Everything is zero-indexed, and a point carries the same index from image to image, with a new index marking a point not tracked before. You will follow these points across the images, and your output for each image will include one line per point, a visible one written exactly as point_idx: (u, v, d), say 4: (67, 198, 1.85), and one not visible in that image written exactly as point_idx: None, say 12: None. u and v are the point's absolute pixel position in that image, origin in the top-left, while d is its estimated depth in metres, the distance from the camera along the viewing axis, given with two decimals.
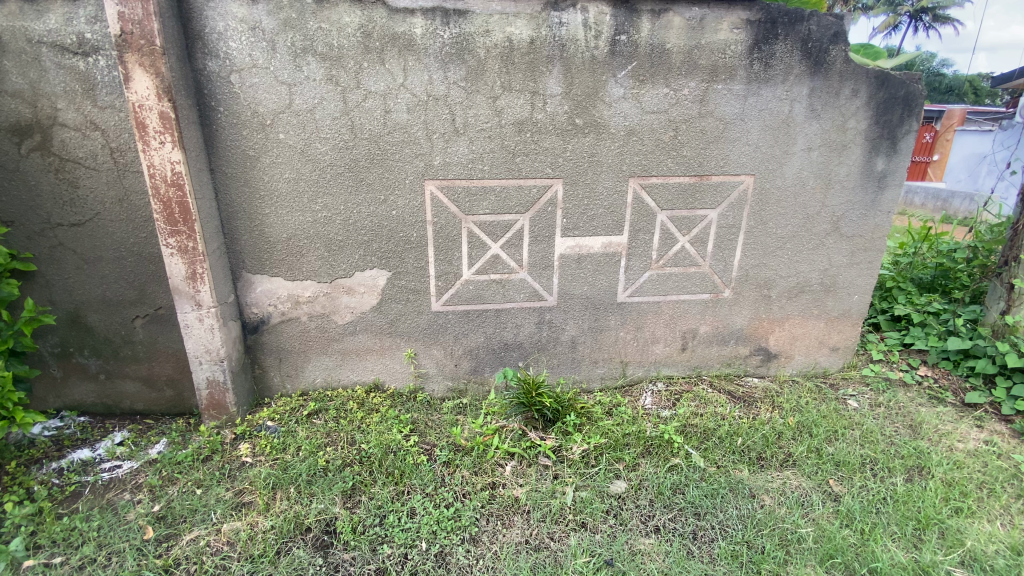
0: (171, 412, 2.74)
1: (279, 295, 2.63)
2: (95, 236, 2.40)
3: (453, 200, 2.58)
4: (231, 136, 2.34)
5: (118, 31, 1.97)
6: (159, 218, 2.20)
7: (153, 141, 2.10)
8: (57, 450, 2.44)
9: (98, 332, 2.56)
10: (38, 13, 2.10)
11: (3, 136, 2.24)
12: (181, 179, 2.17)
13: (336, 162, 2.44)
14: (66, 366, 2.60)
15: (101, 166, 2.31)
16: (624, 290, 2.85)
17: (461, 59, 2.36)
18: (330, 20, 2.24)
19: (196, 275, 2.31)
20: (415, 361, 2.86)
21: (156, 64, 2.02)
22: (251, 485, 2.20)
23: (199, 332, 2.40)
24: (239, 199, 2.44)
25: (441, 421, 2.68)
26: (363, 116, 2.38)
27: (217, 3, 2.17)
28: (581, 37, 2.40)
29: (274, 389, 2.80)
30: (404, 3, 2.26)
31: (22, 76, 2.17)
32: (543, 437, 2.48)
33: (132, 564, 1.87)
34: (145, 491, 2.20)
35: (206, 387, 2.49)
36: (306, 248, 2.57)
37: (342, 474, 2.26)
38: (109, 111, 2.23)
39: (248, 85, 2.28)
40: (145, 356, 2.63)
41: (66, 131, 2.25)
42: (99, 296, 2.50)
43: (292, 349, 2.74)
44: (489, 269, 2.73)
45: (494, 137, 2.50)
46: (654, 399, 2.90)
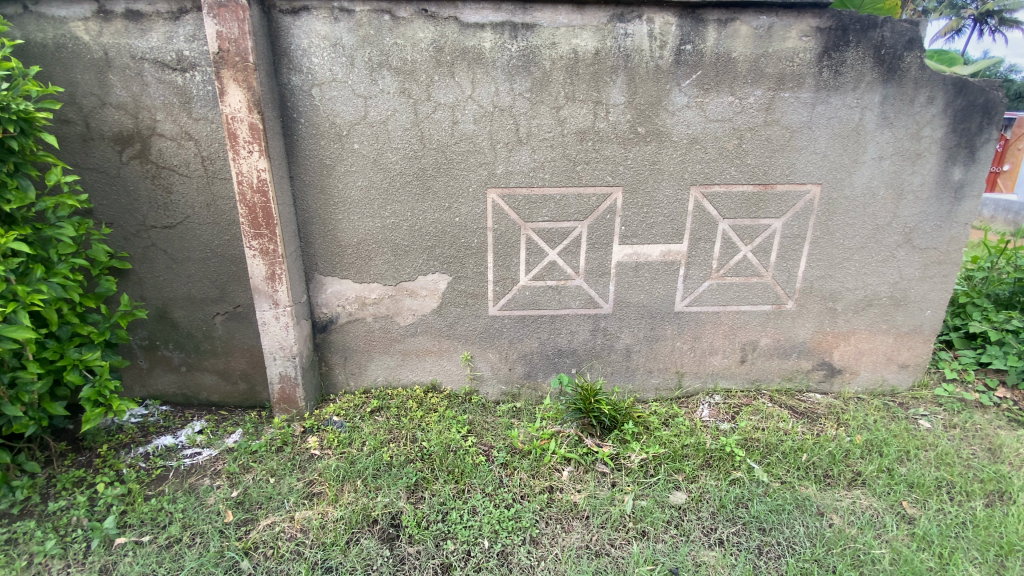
0: (243, 405, 2.89)
1: (347, 296, 2.76)
2: (184, 238, 2.59)
3: (514, 207, 2.64)
4: (310, 145, 2.48)
5: (216, 49, 2.14)
6: (244, 222, 2.37)
7: (242, 150, 2.27)
8: (143, 435, 2.61)
9: (182, 327, 2.74)
10: (144, 33, 2.30)
11: (108, 145, 2.44)
12: (265, 185, 2.32)
13: (405, 171, 2.54)
14: (152, 357, 2.79)
15: (193, 173, 2.49)
16: (682, 300, 2.83)
17: (528, 71, 2.42)
18: (405, 35, 2.35)
19: (275, 276, 2.47)
20: (472, 364, 2.92)
21: (248, 79, 2.19)
22: (320, 476, 2.31)
23: (275, 329, 2.55)
24: (315, 205, 2.58)
25: (496, 424, 2.72)
26: (432, 127, 2.48)
27: (303, 22, 2.32)
28: (646, 47, 2.43)
29: (339, 386, 2.92)
30: (475, 18, 2.34)
31: (127, 90, 2.37)
32: (600, 443, 2.47)
33: (216, 545, 1.98)
34: (223, 477, 2.34)
35: (279, 381, 2.64)
36: (374, 252, 2.68)
37: (405, 470, 2.34)
38: (202, 123, 2.42)
39: (327, 98, 2.42)
40: (223, 351, 2.79)
41: (164, 141, 2.44)
42: (185, 293, 2.68)
43: (357, 348, 2.86)
44: (545, 275, 2.76)
45: (557, 146, 2.54)
46: (712, 412, 2.85)
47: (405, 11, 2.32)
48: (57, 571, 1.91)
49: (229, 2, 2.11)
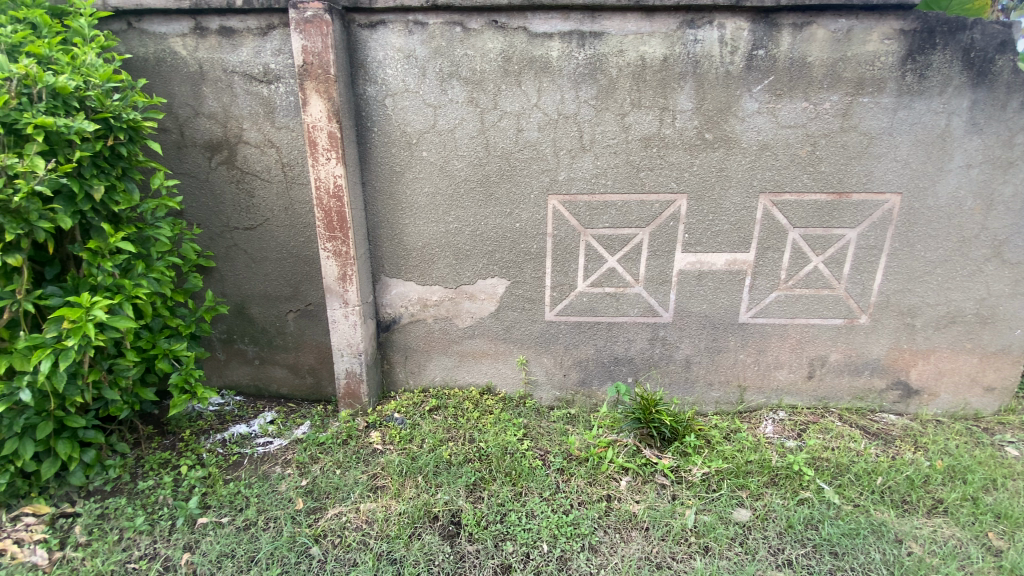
0: (310, 398, 3.03)
1: (410, 298, 2.85)
2: (263, 239, 2.75)
3: (574, 213, 2.63)
4: (381, 153, 2.60)
5: (302, 63, 2.30)
6: (320, 225, 2.53)
7: (321, 157, 2.42)
8: (220, 423, 2.78)
9: (257, 322, 2.91)
10: (235, 48, 2.47)
11: (199, 152, 2.64)
12: (341, 190, 2.47)
13: (469, 178, 2.61)
14: (229, 350, 2.98)
15: (274, 178, 2.65)
16: (747, 311, 2.75)
17: (594, 79, 2.43)
18: (475, 46, 2.42)
19: (346, 277, 2.61)
20: (527, 368, 2.93)
21: (329, 91, 2.33)
22: (384, 470, 2.40)
23: (344, 327, 2.69)
24: (384, 210, 2.69)
25: (551, 430, 2.70)
26: (498, 134, 2.53)
27: (379, 35, 2.43)
28: (716, 53, 2.39)
29: (398, 384, 3.01)
30: (544, 27, 2.38)
31: (218, 101, 2.55)
32: (659, 455, 2.43)
33: (289, 530, 2.09)
34: (294, 466, 2.47)
35: (345, 377, 2.77)
36: (437, 256, 2.76)
37: (463, 469, 2.38)
38: (284, 131, 2.57)
39: (399, 108, 2.52)
40: (293, 346, 2.95)
41: (249, 148, 2.61)
42: (261, 290, 2.85)
43: (417, 348, 2.94)
44: (604, 282, 2.73)
45: (621, 152, 2.52)
46: (776, 428, 2.75)
47: (476, 22, 2.38)
48: (146, 545, 2.05)
49: (314, 18, 2.25)
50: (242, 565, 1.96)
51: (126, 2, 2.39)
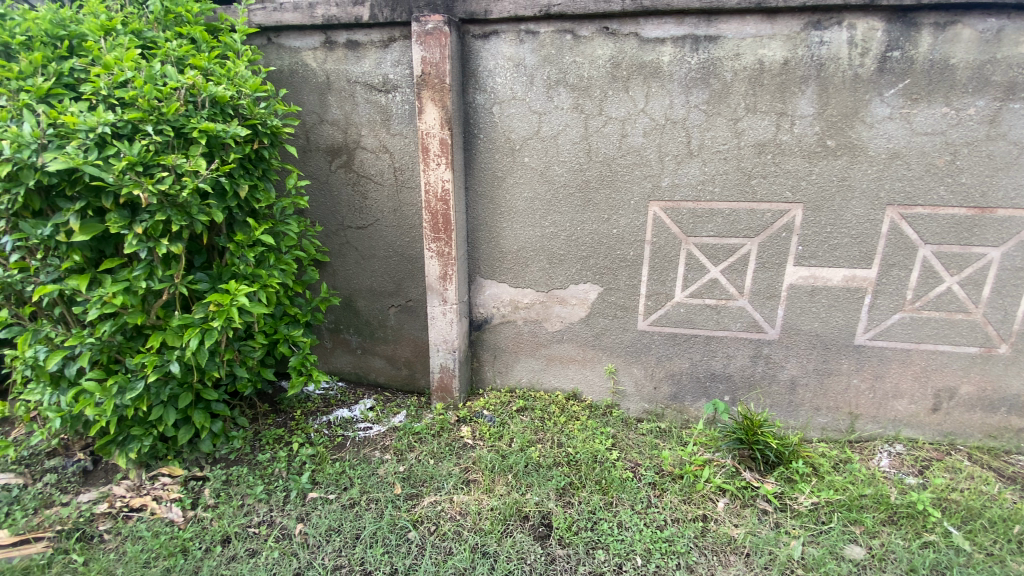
0: (403, 389, 3.18)
1: (503, 299, 2.90)
2: (372, 237, 2.94)
3: (676, 221, 2.55)
4: (485, 158, 2.68)
5: (420, 73, 2.45)
6: (427, 226, 2.66)
7: (432, 162, 2.56)
8: (325, 405, 2.99)
9: (362, 315, 3.11)
10: (359, 59, 2.66)
11: (322, 156, 2.87)
12: (447, 194, 2.59)
13: (569, 183, 2.61)
14: (336, 339, 3.20)
15: (385, 181, 2.83)
16: (864, 332, 2.54)
17: (707, 84, 2.37)
18: (585, 53, 2.43)
19: (446, 276, 2.72)
20: (615, 378, 2.86)
21: (443, 99, 2.46)
22: (475, 465, 2.47)
23: (441, 324, 2.81)
24: (483, 213, 2.77)
25: (641, 443, 2.62)
26: (601, 140, 2.52)
27: (491, 45, 2.52)
28: (844, 55, 2.25)
29: (486, 383, 3.07)
30: (657, 32, 2.35)
31: (341, 109, 2.76)
32: (761, 479, 2.33)
33: (390, 513, 2.20)
34: (392, 452, 2.61)
35: (439, 371, 2.89)
36: (532, 259, 2.79)
37: (553, 472, 2.40)
38: (398, 137, 2.73)
39: (505, 115, 2.60)
40: (392, 339, 3.11)
41: (365, 153, 2.81)
42: (367, 285, 3.04)
43: (506, 348, 2.99)
44: (705, 293, 2.63)
45: (731, 159, 2.43)
46: (892, 462, 2.52)
47: (587, 29, 2.40)
48: (264, 512, 2.22)
49: (434, 30, 2.39)
50: (348, 541, 2.09)
51: (269, 20, 2.66)
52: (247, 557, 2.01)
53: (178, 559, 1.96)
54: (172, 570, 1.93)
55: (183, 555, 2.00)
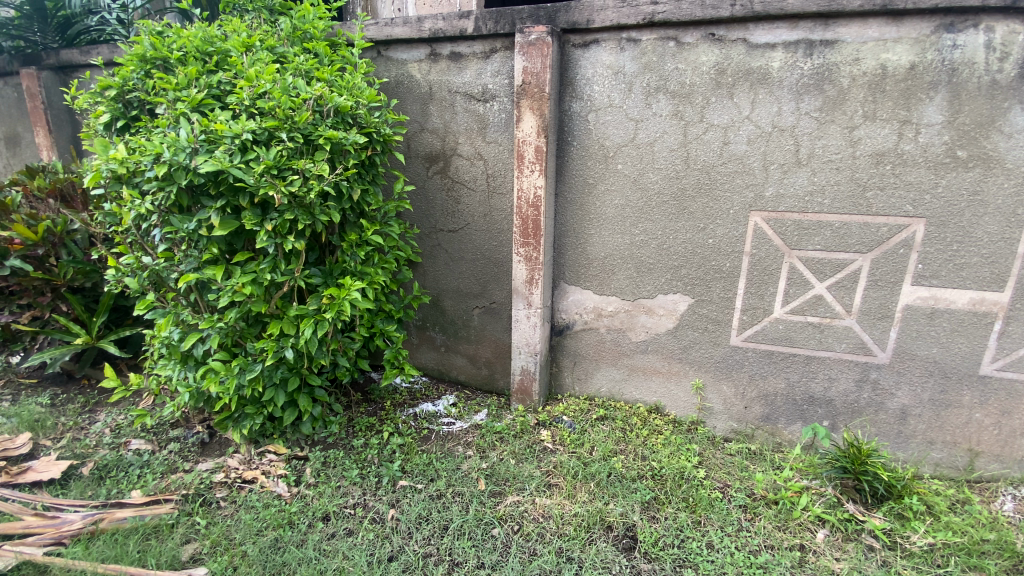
0: (482, 389, 3.26)
1: (586, 306, 2.87)
2: (462, 240, 3.05)
3: (780, 232, 2.44)
4: (578, 164, 2.69)
5: (521, 82, 2.52)
6: (516, 231, 2.72)
7: (526, 169, 2.61)
8: (411, 398, 3.13)
9: (448, 314, 3.23)
10: (461, 70, 2.78)
11: (420, 162, 3.02)
12: (539, 201, 2.63)
13: (663, 191, 2.56)
14: (422, 336, 3.35)
15: (478, 187, 2.92)
16: (991, 362, 2.31)
17: (820, 90, 2.26)
18: (688, 59, 2.40)
19: (533, 280, 2.76)
20: (702, 394, 2.75)
21: (541, 108, 2.51)
22: (557, 469, 2.49)
23: (524, 327, 2.85)
24: (572, 220, 2.78)
25: (728, 463, 2.52)
26: (701, 147, 2.46)
27: (591, 54, 2.54)
28: (980, 60, 2.07)
29: (565, 389, 3.05)
30: (767, 37, 2.27)
31: (440, 118, 2.89)
32: (866, 512, 2.18)
33: (476, 508, 2.26)
34: (474, 449, 2.68)
35: (519, 373, 2.93)
36: (619, 267, 2.75)
37: (638, 485, 2.36)
38: (493, 145, 2.82)
39: (601, 123, 2.60)
40: (475, 339, 3.20)
41: (460, 160, 2.92)
42: (455, 286, 3.15)
43: (587, 355, 2.95)
44: (807, 310, 2.49)
45: (844, 169, 2.30)
46: (1020, 508, 2.27)
47: (692, 36, 2.37)
48: (358, 495, 2.35)
49: (537, 41, 2.46)
50: (436, 531, 2.17)
51: (380, 35, 2.84)
52: (344, 536, 2.13)
53: (286, 530, 2.11)
54: (281, 539, 2.09)
55: (290, 527, 2.16)
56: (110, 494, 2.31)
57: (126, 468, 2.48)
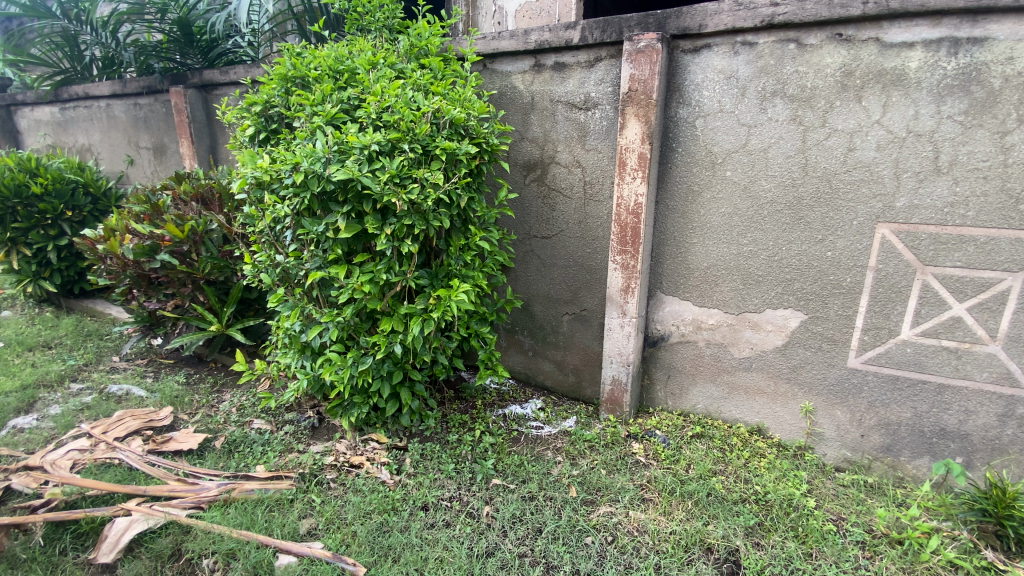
0: (569, 396, 3.25)
1: (684, 317, 2.78)
2: (556, 246, 3.08)
3: (912, 247, 2.24)
4: (682, 172, 2.63)
5: (628, 90, 2.51)
6: (615, 238, 2.70)
7: (628, 176, 2.60)
8: (500, 400, 3.20)
9: (537, 319, 3.27)
10: (564, 80, 2.81)
11: (518, 170, 3.10)
12: (640, 208, 2.59)
13: (777, 200, 2.44)
14: (511, 339, 3.42)
15: (574, 195, 2.94)
16: None
17: (966, 91, 2.05)
18: (810, 62, 2.27)
19: (629, 289, 2.72)
20: (812, 418, 2.57)
21: (647, 115, 2.49)
22: (651, 484, 2.43)
23: (618, 336, 2.82)
24: (673, 228, 2.71)
25: (841, 494, 2.35)
26: (822, 154, 2.32)
27: (702, 59, 2.48)
28: None
29: (656, 402, 2.97)
30: (904, 36, 2.10)
31: (541, 127, 2.95)
32: (1010, 562, 1.96)
33: (569, 514, 2.27)
34: (564, 455, 2.69)
35: (611, 383, 2.90)
36: (723, 278, 2.64)
37: (740, 508, 2.26)
38: (592, 152, 2.82)
39: (710, 128, 2.52)
40: (564, 345, 3.20)
41: (559, 167, 2.95)
42: (546, 292, 3.18)
43: (682, 369, 2.86)
44: (942, 332, 2.26)
45: (993, 178, 2.07)
46: None
47: (816, 37, 2.25)
48: (453, 489, 2.43)
49: (646, 48, 2.44)
50: (531, 532, 2.19)
51: (487, 48, 2.95)
52: (443, 527, 2.22)
53: (391, 516, 2.24)
54: (386, 523, 2.21)
55: (394, 513, 2.28)
56: (238, 467, 2.56)
57: (251, 444, 2.75)
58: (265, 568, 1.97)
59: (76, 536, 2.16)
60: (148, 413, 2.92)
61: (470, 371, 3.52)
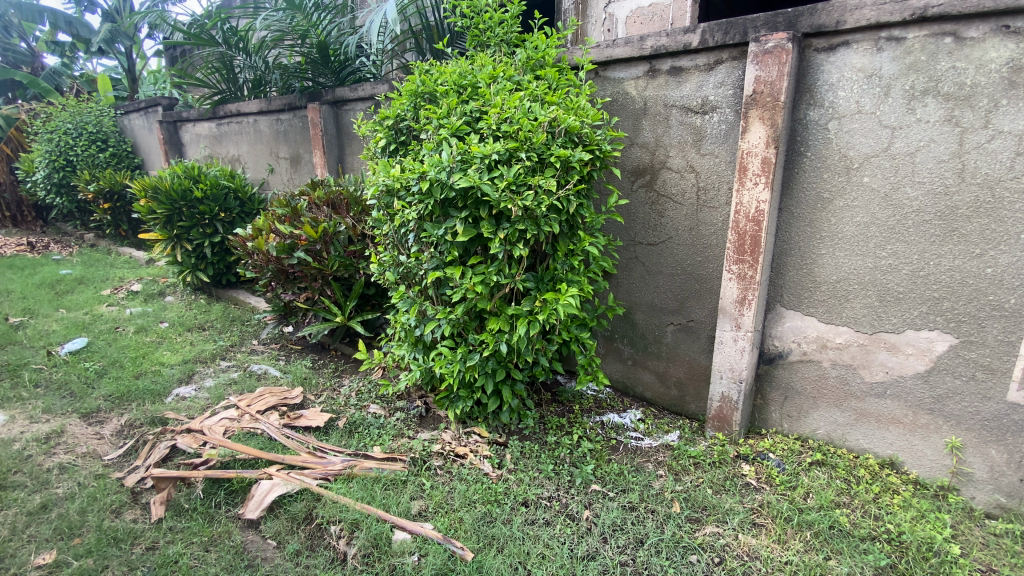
0: (671, 409, 3.15)
1: (807, 334, 2.59)
2: (663, 254, 3.02)
3: None
4: (810, 178, 2.46)
5: (752, 92, 2.41)
6: (731, 247, 2.59)
7: (749, 182, 2.48)
8: (598, 406, 3.19)
9: (639, 328, 3.22)
10: (680, 84, 2.76)
11: (626, 176, 3.08)
12: (761, 215, 2.47)
13: (925, 209, 2.20)
14: (610, 347, 3.40)
15: (685, 202, 2.87)
16: None
17: None
18: (970, 57, 2.04)
19: (745, 301, 2.59)
20: (959, 456, 2.28)
21: (774, 117, 2.37)
22: (764, 509, 2.30)
23: (730, 350, 2.69)
24: (798, 237, 2.54)
25: (993, 545, 2.07)
26: (983, 158, 2.06)
27: (838, 57, 2.31)
28: None
29: (770, 424, 2.79)
30: None
31: (653, 132, 2.91)
32: None
33: (673, 529, 2.21)
34: (666, 469, 2.62)
35: (719, 400, 2.77)
36: (855, 294, 2.42)
37: (869, 547, 2.07)
38: (708, 157, 2.73)
39: (845, 131, 2.34)
40: (666, 357, 3.12)
41: (670, 173, 2.89)
42: (650, 300, 3.13)
43: (802, 391, 2.66)
44: None
45: None
46: None
47: (978, 30, 2.02)
48: (553, 489, 2.47)
49: (775, 48, 2.33)
50: (632, 542, 2.17)
51: (601, 56, 2.97)
52: (544, 525, 2.26)
53: (494, 507, 2.33)
54: (490, 514, 2.31)
55: (497, 505, 2.37)
56: (358, 446, 2.81)
57: (367, 427, 3.00)
58: (383, 541, 2.14)
59: (228, 493, 2.49)
60: (283, 391, 3.29)
61: (567, 375, 3.56)
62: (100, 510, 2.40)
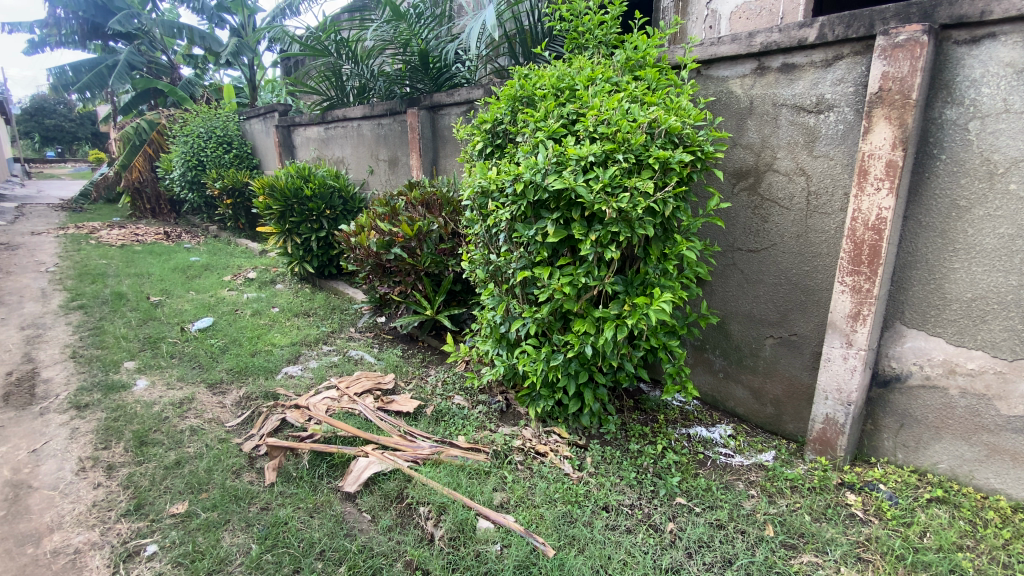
0: (765, 428, 2.98)
1: (932, 358, 2.32)
2: (765, 262, 2.85)
3: None
4: (943, 183, 2.21)
5: (878, 89, 2.22)
6: (845, 257, 2.39)
7: (870, 186, 2.28)
8: (684, 418, 3.09)
9: (733, 339, 3.07)
10: (792, 82, 2.59)
11: (726, 179, 2.96)
12: (882, 223, 2.26)
13: None
14: (699, 357, 3.28)
15: (794, 207, 2.69)
16: None
17: None
18: None
19: (859, 316, 2.38)
20: None
21: (902, 116, 2.16)
22: (871, 543, 2.11)
23: (838, 368, 2.48)
24: (926, 249, 2.29)
25: None
26: None
27: (984, 49, 2.07)
28: None
29: (881, 452, 2.55)
30: None
31: (758, 132, 2.76)
32: None
33: (765, 552, 2.09)
34: (758, 489, 2.48)
35: (822, 422, 2.57)
36: (995, 314, 2.14)
37: None
38: (821, 159, 2.55)
39: (989, 132, 2.09)
40: (763, 371, 2.95)
41: (777, 175, 2.73)
42: (747, 310, 2.97)
43: (922, 419, 2.40)
44: None
45: None
46: None
47: None
48: (634, 497, 2.43)
49: (907, 42, 2.13)
50: (719, 560, 2.08)
51: (704, 54, 2.86)
52: (625, 531, 2.24)
53: (575, 508, 2.34)
54: (570, 514, 2.32)
55: (578, 506, 2.38)
56: (444, 434, 2.94)
57: (453, 416, 3.13)
58: (468, 527, 2.24)
59: (330, 466, 2.72)
60: (377, 377, 3.52)
61: (652, 383, 3.49)
62: (224, 469, 2.72)
